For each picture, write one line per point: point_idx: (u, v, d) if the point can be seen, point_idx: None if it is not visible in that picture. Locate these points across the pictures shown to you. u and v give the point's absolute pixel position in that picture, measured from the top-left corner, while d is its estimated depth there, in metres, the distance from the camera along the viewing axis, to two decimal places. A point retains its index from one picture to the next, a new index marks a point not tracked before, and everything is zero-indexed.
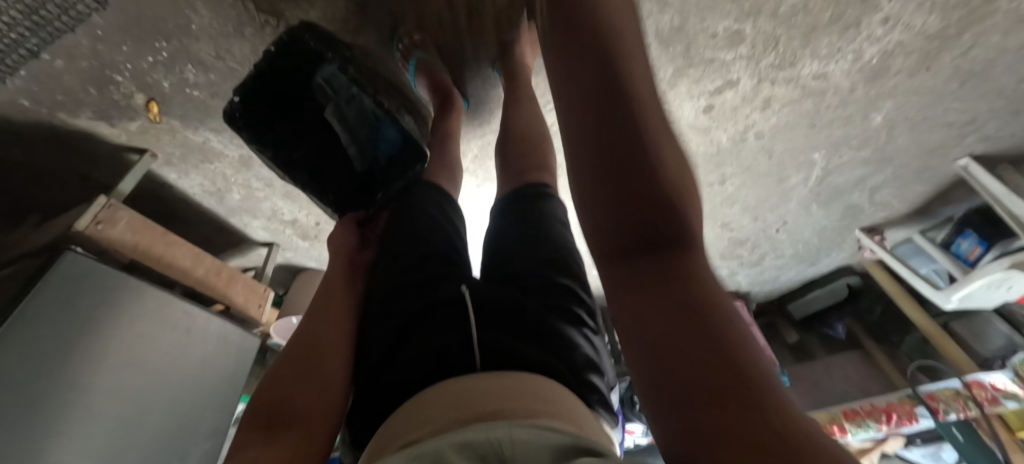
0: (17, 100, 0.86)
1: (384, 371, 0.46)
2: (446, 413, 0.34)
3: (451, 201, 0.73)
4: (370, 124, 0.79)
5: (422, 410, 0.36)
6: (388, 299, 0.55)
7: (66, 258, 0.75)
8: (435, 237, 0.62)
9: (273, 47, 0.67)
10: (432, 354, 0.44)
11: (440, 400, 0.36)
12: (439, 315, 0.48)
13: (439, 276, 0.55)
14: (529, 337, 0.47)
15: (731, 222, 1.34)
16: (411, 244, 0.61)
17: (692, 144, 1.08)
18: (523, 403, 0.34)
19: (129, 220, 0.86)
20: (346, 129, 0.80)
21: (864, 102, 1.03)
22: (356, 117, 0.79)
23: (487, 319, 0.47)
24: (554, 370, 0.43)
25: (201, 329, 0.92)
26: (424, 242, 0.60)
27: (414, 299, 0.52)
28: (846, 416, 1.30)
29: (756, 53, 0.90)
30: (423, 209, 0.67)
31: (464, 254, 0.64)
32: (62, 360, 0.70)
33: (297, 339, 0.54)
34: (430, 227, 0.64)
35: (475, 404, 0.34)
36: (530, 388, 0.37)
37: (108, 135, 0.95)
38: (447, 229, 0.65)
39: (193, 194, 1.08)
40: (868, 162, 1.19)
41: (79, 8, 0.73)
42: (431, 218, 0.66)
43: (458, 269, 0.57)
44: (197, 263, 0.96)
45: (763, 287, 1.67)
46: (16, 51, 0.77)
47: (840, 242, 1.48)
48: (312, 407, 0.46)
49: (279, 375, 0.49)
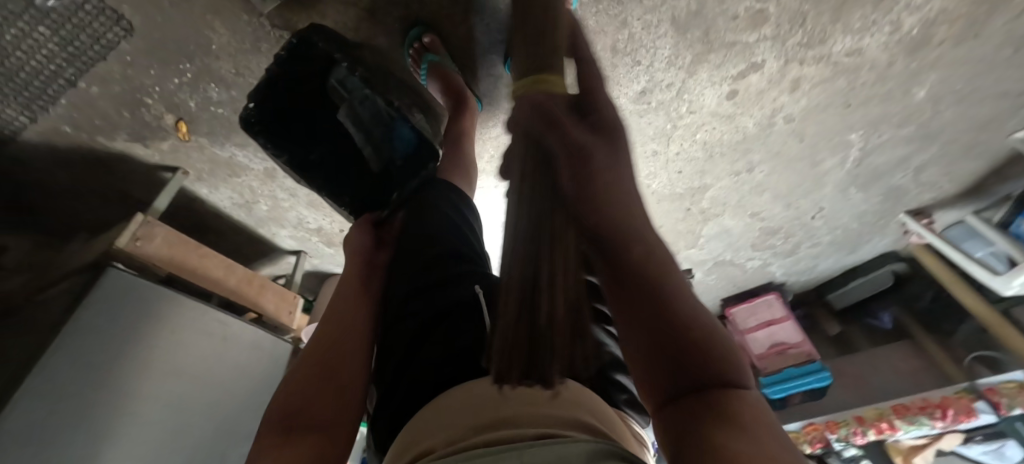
0: (61, 127, 0.92)
1: (406, 370, 0.46)
2: (464, 419, 0.34)
3: (465, 200, 0.72)
4: (386, 124, 0.76)
5: (439, 417, 0.36)
6: (407, 299, 0.55)
7: (107, 274, 0.79)
8: (447, 238, 0.60)
9: (282, 50, 0.69)
10: (448, 354, 0.44)
11: (458, 408, 0.36)
12: (456, 315, 0.48)
13: (454, 276, 0.54)
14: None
15: (762, 212, 1.27)
16: (426, 246, 0.60)
17: (715, 132, 1.03)
18: (540, 408, 0.33)
19: (166, 236, 0.90)
20: (359, 127, 0.75)
21: (905, 76, 0.95)
22: (371, 119, 0.75)
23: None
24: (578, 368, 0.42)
25: (235, 336, 0.95)
26: (439, 243, 0.59)
27: (431, 299, 0.52)
28: (895, 412, 1.22)
29: (782, 32, 0.85)
30: (437, 210, 0.66)
31: (481, 253, 0.62)
32: (107, 366, 0.75)
33: (315, 342, 0.54)
34: (447, 228, 0.62)
35: (496, 412, 0.33)
36: (555, 392, 0.35)
37: (142, 155, 0.99)
38: (463, 228, 0.65)
39: (223, 207, 1.12)
40: (911, 140, 1.11)
41: (109, 37, 0.78)
42: (448, 220, 0.64)
43: (475, 267, 0.57)
44: (230, 272, 1.00)
45: (799, 277, 1.60)
46: (56, 80, 0.83)
47: (883, 226, 1.40)
48: (332, 409, 0.47)
49: (299, 382, 0.49)
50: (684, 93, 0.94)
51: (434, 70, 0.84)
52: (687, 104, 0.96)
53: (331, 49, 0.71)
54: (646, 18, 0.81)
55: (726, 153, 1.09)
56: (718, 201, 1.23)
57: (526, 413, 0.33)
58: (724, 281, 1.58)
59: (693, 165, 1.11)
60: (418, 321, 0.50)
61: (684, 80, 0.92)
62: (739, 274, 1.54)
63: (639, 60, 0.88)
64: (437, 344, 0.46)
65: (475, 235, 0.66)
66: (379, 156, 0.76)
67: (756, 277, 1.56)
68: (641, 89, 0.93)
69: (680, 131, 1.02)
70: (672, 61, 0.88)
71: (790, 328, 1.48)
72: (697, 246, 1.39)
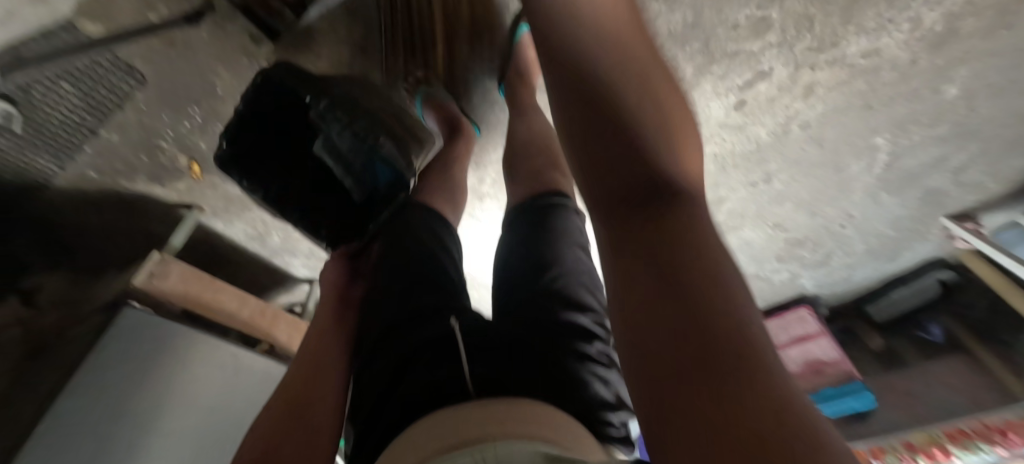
0: (86, 173, 0.97)
1: (384, 410, 0.44)
2: (426, 446, 0.34)
3: (447, 226, 0.72)
4: (367, 156, 0.71)
5: (404, 445, 0.36)
6: (382, 333, 0.53)
7: (124, 313, 0.83)
8: (419, 266, 0.60)
9: (249, 87, 0.69)
10: (420, 384, 0.42)
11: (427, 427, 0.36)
12: (433, 352, 0.46)
13: (427, 309, 0.53)
14: (526, 362, 0.44)
15: (784, 222, 1.21)
16: (402, 277, 0.59)
17: (725, 143, 0.99)
18: (502, 427, 0.33)
19: (180, 272, 0.93)
20: (338, 157, 0.72)
21: (932, 73, 0.88)
22: (349, 151, 0.72)
23: (485, 349, 0.45)
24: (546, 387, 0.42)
25: (248, 367, 0.96)
26: (413, 274, 0.59)
27: (403, 331, 0.51)
28: (950, 439, 1.12)
29: (789, 38, 0.80)
30: (414, 235, 0.66)
31: (459, 284, 0.61)
32: (124, 403, 0.79)
33: (291, 382, 0.56)
34: (421, 257, 0.62)
35: (461, 431, 0.33)
36: (527, 412, 0.35)
37: (161, 195, 1.04)
38: (441, 255, 0.64)
39: (239, 240, 1.15)
40: (946, 140, 1.03)
41: (123, 87, 0.82)
42: (424, 249, 0.63)
43: (448, 298, 0.56)
44: (243, 304, 1.02)
45: (834, 289, 1.50)
46: (79, 130, 0.87)
47: (923, 231, 1.29)
48: (302, 448, 0.48)
49: (271, 424, 0.50)
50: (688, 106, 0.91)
51: (429, 101, 0.86)
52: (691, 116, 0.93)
53: (298, 86, 0.69)
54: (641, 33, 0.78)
55: (740, 163, 1.04)
56: (735, 213, 1.17)
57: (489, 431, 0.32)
58: None
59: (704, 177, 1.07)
60: (392, 359, 0.48)
61: (686, 93, 0.88)
62: (766, 287, 1.46)
63: None
64: (413, 382, 0.43)
65: (451, 261, 0.66)
66: (360, 187, 0.74)
67: (785, 290, 1.48)
68: None
69: None
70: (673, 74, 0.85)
71: (825, 344, 1.39)
72: None
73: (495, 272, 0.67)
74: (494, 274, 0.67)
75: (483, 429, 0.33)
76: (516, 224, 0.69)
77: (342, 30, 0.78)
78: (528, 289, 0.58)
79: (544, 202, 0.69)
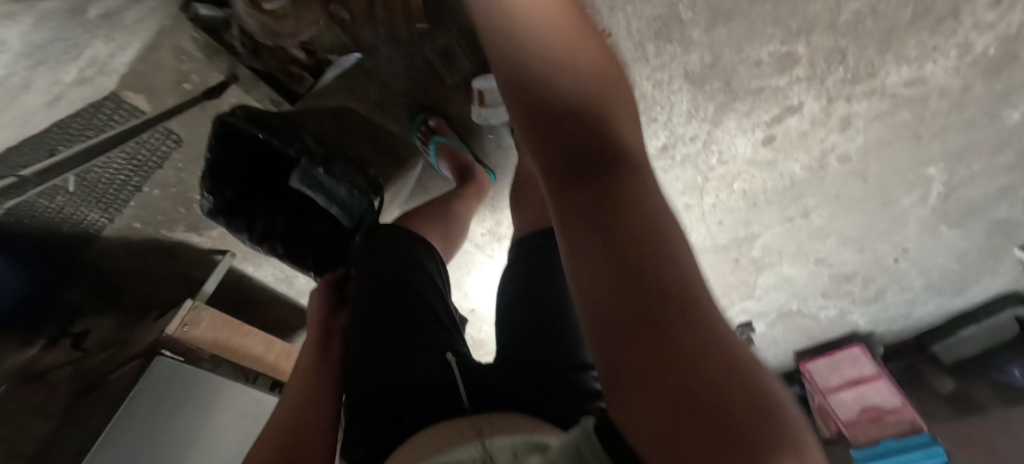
0: (132, 225, 1.04)
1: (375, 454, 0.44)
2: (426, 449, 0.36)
3: (433, 258, 0.68)
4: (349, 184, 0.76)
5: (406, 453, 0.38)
6: (368, 373, 0.51)
7: (158, 362, 0.86)
8: (401, 299, 0.58)
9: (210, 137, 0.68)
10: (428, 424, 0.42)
11: (437, 433, 0.39)
12: (427, 399, 0.45)
13: (416, 350, 0.51)
14: (512, 403, 0.44)
15: (829, 258, 1.11)
16: (387, 316, 0.56)
17: (756, 180, 0.93)
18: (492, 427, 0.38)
19: (211, 320, 0.96)
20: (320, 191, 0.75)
21: (989, 99, 0.80)
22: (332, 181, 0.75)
23: (478, 393, 0.44)
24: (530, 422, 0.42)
25: (271, 411, 1.00)
26: (398, 313, 0.56)
27: (398, 371, 0.49)
28: None
29: (819, 72, 0.75)
30: (395, 263, 0.62)
31: (451, 327, 0.59)
32: (158, 442, 0.82)
33: (286, 411, 0.56)
34: (404, 291, 0.58)
35: (463, 431, 0.37)
36: (524, 422, 0.39)
37: (197, 242, 1.10)
38: (423, 283, 0.61)
39: (268, 282, 1.19)
40: (1012, 168, 0.92)
41: (163, 149, 0.89)
42: (409, 283, 0.60)
43: (436, 334, 0.55)
44: (269, 348, 1.07)
45: (890, 326, 1.37)
46: (124, 188, 0.93)
47: (994, 264, 1.16)
48: None
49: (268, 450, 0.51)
50: (712, 144, 0.86)
51: (444, 150, 0.84)
52: (716, 154, 0.88)
53: (254, 128, 0.69)
54: (656, 75, 0.76)
55: (774, 199, 0.97)
56: (772, 250, 1.09)
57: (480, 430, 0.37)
58: (795, 333, 1.39)
59: (735, 215, 1.00)
60: (382, 400, 0.47)
61: (709, 131, 0.84)
62: (812, 325, 1.35)
63: (655, 116, 0.82)
64: (414, 418, 0.43)
65: (438, 296, 0.62)
66: (348, 212, 0.78)
67: (835, 327, 1.36)
68: (663, 144, 0.86)
69: (713, 183, 0.93)
70: (693, 114, 0.81)
71: (884, 389, 1.27)
72: (754, 297, 1.24)
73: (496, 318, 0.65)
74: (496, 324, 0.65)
75: (485, 430, 0.36)
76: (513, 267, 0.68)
77: (357, 88, 0.80)
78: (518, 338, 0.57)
79: (536, 240, 0.67)
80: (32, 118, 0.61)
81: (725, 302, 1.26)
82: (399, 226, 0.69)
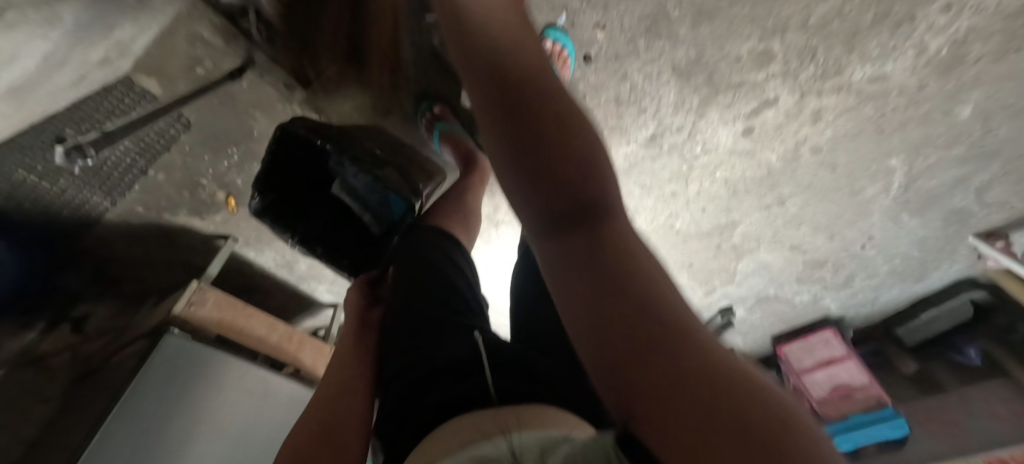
0: (135, 209, 1.05)
1: (405, 426, 0.49)
2: (460, 438, 0.39)
3: (462, 250, 0.77)
4: (381, 191, 0.81)
5: (444, 437, 0.41)
6: (402, 357, 0.58)
7: (165, 340, 0.89)
8: (435, 288, 0.66)
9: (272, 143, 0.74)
10: (453, 404, 0.46)
11: (460, 426, 0.41)
12: (451, 376, 0.50)
13: (446, 332, 0.58)
14: (534, 382, 0.49)
15: (803, 244, 1.20)
16: (421, 304, 0.64)
17: (736, 170, 1.00)
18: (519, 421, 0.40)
19: (215, 300, 1.00)
20: (354, 197, 0.82)
21: (943, 97, 0.88)
22: (366, 190, 0.81)
23: (500, 370, 0.50)
24: (552, 401, 0.47)
25: (275, 391, 1.01)
26: (432, 300, 0.64)
27: (429, 349, 0.56)
28: None
29: (792, 68, 0.82)
30: (430, 260, 0.71)
31: (476, 307, 0.67)
32: (168, 419, 0.85)
33: (321, 400, 0.57)
34: (437, 282, 0.67)
35: (482, 427, 0.39)
36: (539, 416, 0.41)
37: (200, 227, 1.12)
38: (454, 277, 0.70)
39: (269, 267, 1.22)
40: (965, 160, 1.01)
41: (171, 132, 0.89)
42: (440, 275, 0.69)
43: (463, 317, 0.62)
44: (272, 330, 1.09)
45: (859, 310, 1.46)
46: (130, 171, 0.95)
47: (951, 251, 1.26)
48: (347, 420, 0.54)
49: (304, 432, 0.52)
50: (696, 135, 0.93)
51: (446, 137, 0.90)
52: (700, 144, 0.95)
53: (314, 136, 0.75)
54: (646, 69, 0.82)
55: (753, 188, 1.05)
56: (751, 237, 1.17)
57: (510, 425, 0.39)
58: (771, 318, 1.48)
59: (717, 203, 1.08)
60: (415, 376, 0.53)
61: (693, 122, 0.91)
62: (787, 310, 1.44)
63: (644, 108, 0.88)
64: (439, 396, 0.48)
65: (466, 283, 0.71)
66: (380, 221, 0.83)
67: (808, 312, 1.45)
68: (651, 134, 0.93)
69: (697, 172, 1.00)
70: (679, 106, 0.88)
71: (853, 369, 1.36)
72: (735, 282, 1.32)
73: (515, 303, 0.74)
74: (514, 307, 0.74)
75: (505, 425, 0.39)
76: (526, 259, 0.78)
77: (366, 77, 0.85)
78: (539, 315, 0.66)
79: None
80: (57, 98, 0.64)
81: (708, 287, 1.33)
82: (432, 224, 0.79)
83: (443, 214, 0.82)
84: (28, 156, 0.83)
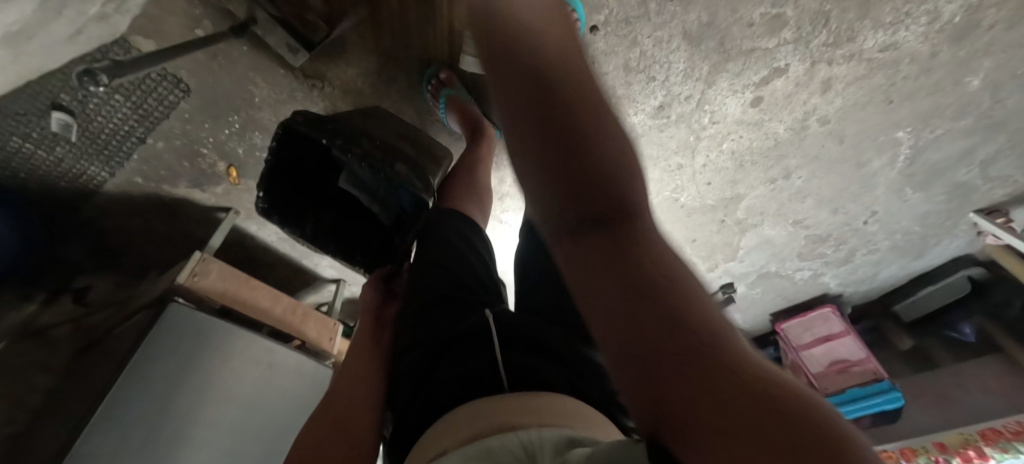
0: (134, 180, 1.02)
1: (418, 398, 0.48)
2: (465, 430, 0.36)
3: (475, 229, 0.76)
4: (389, 183, 0.73)
5: (453, 422, 0.39)
6: (416, 330, 0.57)
7: (170, 308, 0.88)
8: (456, 266, 0.65)
9: (270, 140, 0.70)
10: (465, 377, 0.45)
11: (464, 416, 0.39)
12: (460, 346, 0.50)
13: (461, 307, 0.57)
14: (541, 357, 0.48)
15: (805, 219, 1.20)
16: (436, 279, 0.63)
17: (743, 140, 1.00)
18: (535, 416, 0.36)
19: (220, 270, 0.99)
20: (363, 190, 0.75)
21: (953, 65, 0.88)
22: (372, 181, 0.73)
23: (509, 344, 0.49)
24: (565, 374, 0.46)
25: (282, 363, 1.01)
26: (447, 276, 0.63)
27: (445, 327, 0.54)
28: (984, 439, 1.16)
29: (804, 34, 0.81)
30: (450, 243, 0.69)
31: (487, 282, 0.66)
32: (176, 385, 0.85)
33: (340, 382, 0.56)
34: (452, 258, 0.66)
35: (485, 425, 0.36)
36: (549, 404, 0.38)
37: (200, 198, 1.10)
38: (469, 254, 0.68)
39: (271, 241, 1.21)
40: (971, 132, 1.01)
41: (171, 98, 0.87)
42: (460, 253, 0.67)
43: (480, 296, 0.60)
44: (276, 302, 1.09)
45: (858, 287, 1.48)
46: (129, 139, 0.92)
47: (951, 227, 1.27)
48: (359, 407, 0.52)
49: (310, 441, 0.49)
50: (705, 104, 0.92)
51: (452, 104, 0.91)
52: (708, 114, 0.94)
53: (315, 132, 0.71)
54: (657, 34, 0.80)
55: (758, 160, 1.04)
56: (755, 211, 1.17)
57: (521, 421, 0.35)
58: (772, 295, 1.49)
59: (723, 175, 1.07)
60: (427, 349, 0.53)
61: (703, 91, 0.90)
62: (788, 286, 1.45)
63: (654, 75, 0.87)
64: (449, 370, 0.47)
65: (480, 262, 0.69)
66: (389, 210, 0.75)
67: (808, 289, 1.47)
68: (660, 104, 0.92)
69: (704, 142, 1.00)
70: (689, 73, 0.87)
71: (852, 345, 1.37)
72: (736, 258, 1.33)
73: (519, 290, 0.73)
74: (516, 290, 0.72)
75: (511, 420, 0.36)
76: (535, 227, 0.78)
77: (370, 41, 0.83)
78: (547, 292, 0.65)
79: None
80: (55, 53, 0.62)
81: (710, 264, 1.34)
82: (447, 207, 0.78)
83: (454, 197, 0.81)
84: (21, 123, 0.81)
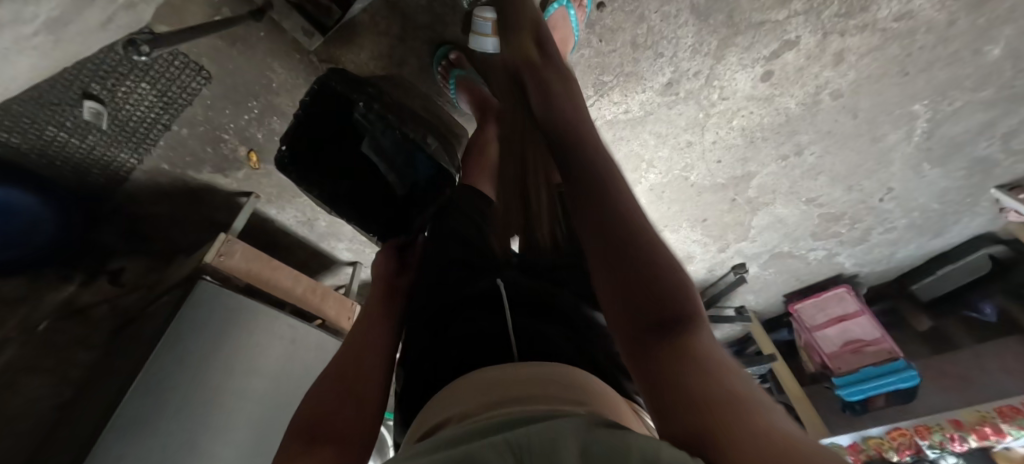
0: (160, 166, 1.07)
1: (432, 355, 0.51)
2: (474, 397, 0.38)
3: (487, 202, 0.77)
4: (408, 150, 0.78)
5: (468, 383, 0.41)
6: (431, 292, 0.60)
7: (200, 285, 0.95)
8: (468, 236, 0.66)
9: (306, 95, 0.73)
10: (477, 339, 0.48)
11: (477, 379, 0.41)
12: (472, 309, 0.52)
13: (473, 272, 0.59)
14: (548, 321, 0.51)
15: (818, 197, 1.19)
16: (449, 247, 0.65)
17: (754, 116, 0.99)
18: (543, 390, 0.37)
19: (243, 251, 1.04)
20: (384, 158, 0.77)
21: (972, 34, 0.86)
22: (392, 148, 0.77)
23: (520, 311, 0.52)
24: (571, 340, 0.49)
25: (303, 339, 1.05)
26: (462, 245, 0.64)
27: (455, 290, 0.57)
28: (1002, 416, 1.14)
29: (816, 5, 0.81)
30: (470, 220, 0.70)
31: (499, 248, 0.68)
32: (205, 356, 0.90)
33: (346, 355, 0.55)
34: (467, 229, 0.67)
35: (499, 391, 0.38)
36: (554, 373, 0.40)
37: (223, 184, 1.15)
38: (481, 224, 0.70)
39: (291, 225, 1.25)
40: (992, 104, 0.99)
41: (193, 85, 0.91)
42: (471, 223, 0.69)
43: (491, 260, 0.62)
44: (297, 282, 1.13)
45: (875, 267, 1.46)
46: (155, 126, 0.97)
47: (971, 204, 1.25)
48: (369, 376, 0.52)
49: (318, 403, 0.48)
50: (713, 80, 0.92)
51: (462, 83, 0.92)
52: (718, 90, 0.94)
53: (350, 92, 0.75)
54: (664, 9, 0.81)
55: (769, 136, 1.03)
56: (766, 189, 1.17)
57: (535, 392, 0.37)
58: (786, 275, 1.48)
59: (733, 152, 1.07)
60: (440, 312, 0.55)
61: (711, 67, 0.90)
62: (802, 267, 1.44)
63: (661, 51, 0.87)
64: (462, 331, 0.50)
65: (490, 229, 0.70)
66: (404, 181, 0.78)
67: (823, 270, 1.46)
68: (667, 81, 0.92)
69: (714, 119, 1.00)
70: (697, 49, 0.87)
71: (865, 324, 1.36)
72: (749, 238, 1.32)
73: None
74: None
75: (528, 389, 0.37)
76: None
77: (382, 23, 0.85)
78: None
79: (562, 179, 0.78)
80: (89, 41, 0.66)
81: (722, 244, 1.34)
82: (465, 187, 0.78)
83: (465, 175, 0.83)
84: (57, 111, 0.86)
